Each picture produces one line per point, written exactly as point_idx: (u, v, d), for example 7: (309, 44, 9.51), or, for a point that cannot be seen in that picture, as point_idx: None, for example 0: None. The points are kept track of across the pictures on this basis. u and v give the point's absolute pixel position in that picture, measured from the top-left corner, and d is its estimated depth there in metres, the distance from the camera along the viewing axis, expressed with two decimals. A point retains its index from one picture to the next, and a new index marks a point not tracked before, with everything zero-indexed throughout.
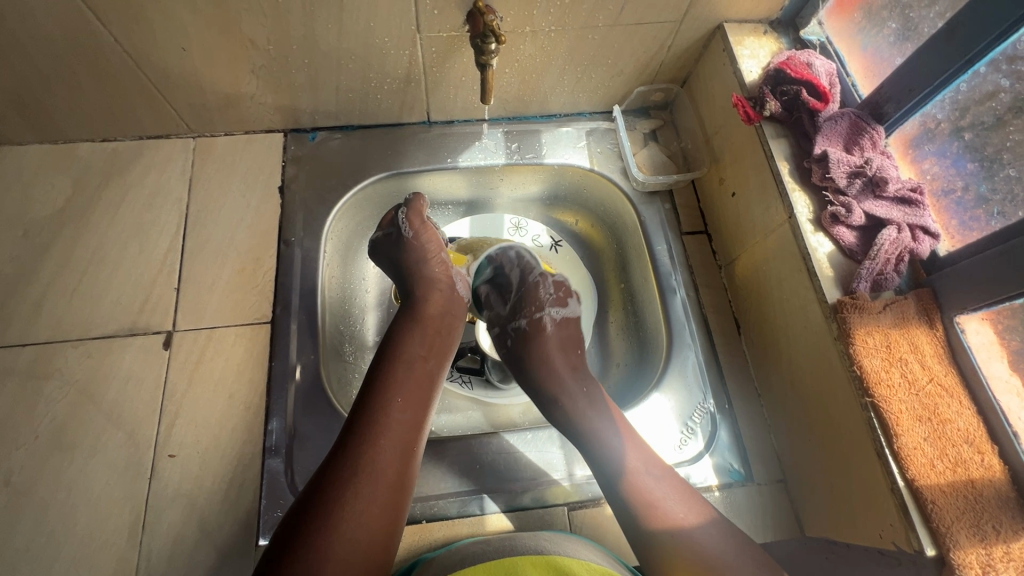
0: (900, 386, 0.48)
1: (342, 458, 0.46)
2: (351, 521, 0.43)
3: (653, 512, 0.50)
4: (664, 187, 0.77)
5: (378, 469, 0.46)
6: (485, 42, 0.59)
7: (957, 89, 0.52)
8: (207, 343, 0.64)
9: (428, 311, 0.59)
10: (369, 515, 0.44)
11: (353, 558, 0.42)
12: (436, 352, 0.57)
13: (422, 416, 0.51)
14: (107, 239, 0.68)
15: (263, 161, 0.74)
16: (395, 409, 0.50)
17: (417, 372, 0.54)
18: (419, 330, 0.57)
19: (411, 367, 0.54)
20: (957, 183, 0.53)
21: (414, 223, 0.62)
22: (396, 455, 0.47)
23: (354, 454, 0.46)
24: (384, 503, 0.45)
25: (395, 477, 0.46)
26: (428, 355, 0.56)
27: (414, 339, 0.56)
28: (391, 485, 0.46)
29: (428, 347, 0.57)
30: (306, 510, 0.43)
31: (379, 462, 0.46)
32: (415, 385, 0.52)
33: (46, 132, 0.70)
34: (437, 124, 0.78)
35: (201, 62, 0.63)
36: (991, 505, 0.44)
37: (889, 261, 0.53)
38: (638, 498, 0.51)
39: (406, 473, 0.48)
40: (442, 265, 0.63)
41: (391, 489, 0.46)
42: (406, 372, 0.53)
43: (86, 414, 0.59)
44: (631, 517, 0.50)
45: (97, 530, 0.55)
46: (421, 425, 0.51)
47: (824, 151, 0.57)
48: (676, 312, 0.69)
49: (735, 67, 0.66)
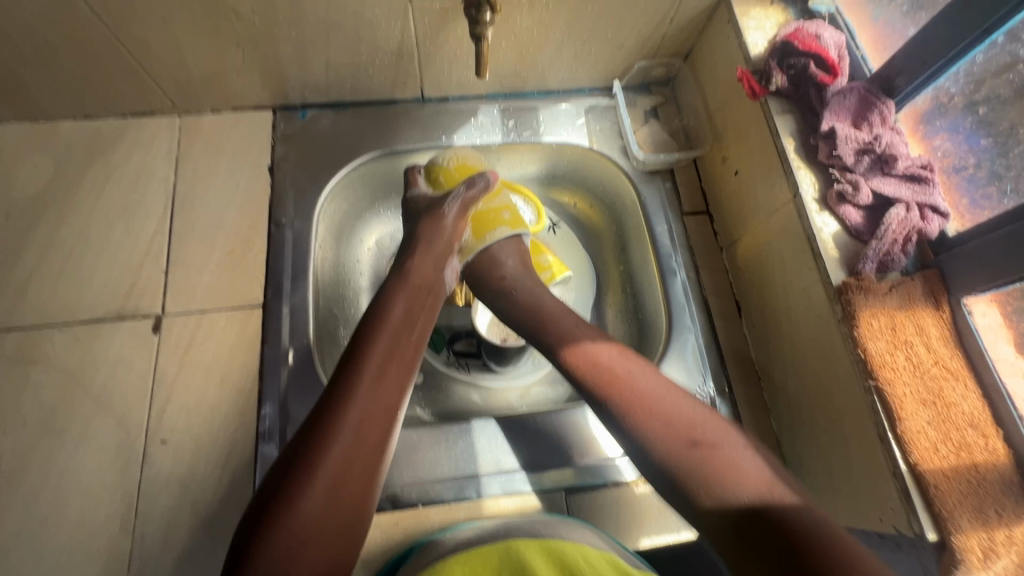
0: (904, 369, 0.48)
1: (323, 413, 0.44)
2: (328, 491, 0.41)
3: (725, 474, 0.43)
4: (665, 166, 0.75)
5: (362, 427, 0.44)
6: (479, 12, 0.56)
7: (972, 61, 0.50)
8: (198, 327, 0.62)
9: (409, 280, 0.56)
10: (347, 474, 0.42)
11: (331, 514, 0.40)
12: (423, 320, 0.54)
13: (405, 380, 0.48)
14: (91, 221, 0.66)
15: (252, 140, 0.72)
16: (377, 367, 0.47)
17: (400, 334, 0.50)
18: (406, 293, 0.54)
19: (397, 324, 0.51)
20: (968, 160, 0.51)
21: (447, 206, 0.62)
22: (379, 420, 0.45)
23: (331, 411, 0.44)
24: (369, 460, 0.44)
25: (379, 433, 0.45)
26: (414, 322, 0.52)
27: (399, 305, 0.53)
28: (375, 445, 0.44)
29: (415, 313, 0.53)
30: (283, 473, 0.41)
31: (359, 419, 0.44)
32: (397, 348, 0.49)
33: (24, 109, 0.67)
34: (432, 100, 0.75)
35: (183, 35, 0.60)
36: (994, 488, 0.43)
37: (896, 241, 0.51)
38: (692, 463, 0.44)
39: (390, 433, 0.46)
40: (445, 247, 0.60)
41: (374, 445, 0.44)
42: (387, 334, 0.50)
43: (74, 400, 0.58)
44: (699, 487, 0.43)
45: (89, 516, 0.54)
46: (403, 386, 0.48)
47: (831, 128, 0.55)
48: (675, 293, 0.68)
49: (740, 39, 0.63)
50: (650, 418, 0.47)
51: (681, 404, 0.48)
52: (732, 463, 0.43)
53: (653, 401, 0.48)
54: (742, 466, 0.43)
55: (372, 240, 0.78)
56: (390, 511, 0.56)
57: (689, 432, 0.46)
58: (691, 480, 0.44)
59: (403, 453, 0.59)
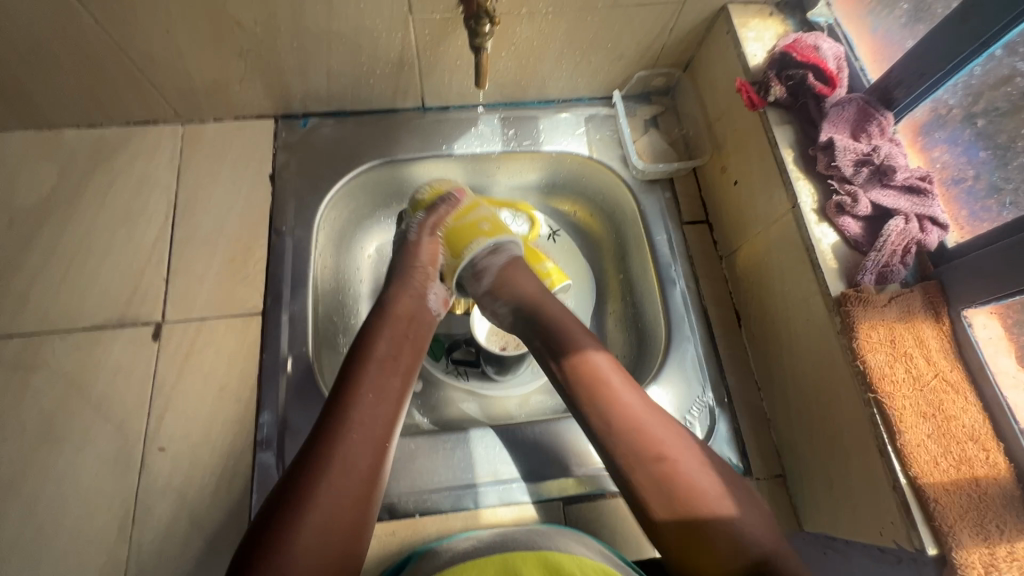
0: (904, 382, 0.47)
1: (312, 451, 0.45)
2: (319, 527, 0.42)
3: (687, 496, 0.45)
4: (664, 175, 0.75)
5: (350, 465, 0.45)
6: (479, 24, 0.55)
7: (971, 73, 0.50)
8: (197, 334, 0.63)
9: (395, 311, 0.56)
10: (336, 511, 0.43)
11: (321, 552, 0.41)
12: (409, 355, 0.54)
13: (392, 416, 0.49)
14: (94, 228, 0.67)
15: (253, 148, 0.72)
16: (364, 404, 0.48)
17: (386, 369, 0.51)
18: (392, 327, 0.55)
19: (383, 360, 0.52)
20: (968, 172, 0.51)
21: (424, 228, 0.63)
22: (368, 456, 0.46)
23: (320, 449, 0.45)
24: (356, 496, 0.45)
25: (366, 468, 0.46)
26: (398, 356, 0.53)
27: (384, 339, 0.54)
28: (363, 481, 0.45)
29: (400, 348, 0.54)
30: (273, 513, 0.42)
31: (347, 454, 0.45)
32: (383, 384, 0.50)
33: (30, 118, 0.68)
34: (432, 110, 0.76)
35: (185, 44, 0.60)
36: (995, 503, 0.43)
37: (894, 253, 0.51)
38: (665, 476, 0.46)
39: (379, 470, 0.47)
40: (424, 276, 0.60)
41: (363, 481, 0.45)
42: (372, 369, 0.51)
43: (74, 407, 0.58)
44: (668, 506, 0.45)
45: (86, 523, 0.54)
46: (392, 420, 0.49)
47: (829, 139, 0.56)
48: (675, 303, 0.68)
49: (739, 50, 0.63)
50: (628, 429, 0.48)
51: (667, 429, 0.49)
52: (712, 495, 0.45)
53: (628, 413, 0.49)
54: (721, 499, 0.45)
55: (372, 248, 0.78)
56: (388, 520, 0.56)
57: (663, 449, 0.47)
58: (659, 498, 0.46)
59: (402, 462, 0.59)
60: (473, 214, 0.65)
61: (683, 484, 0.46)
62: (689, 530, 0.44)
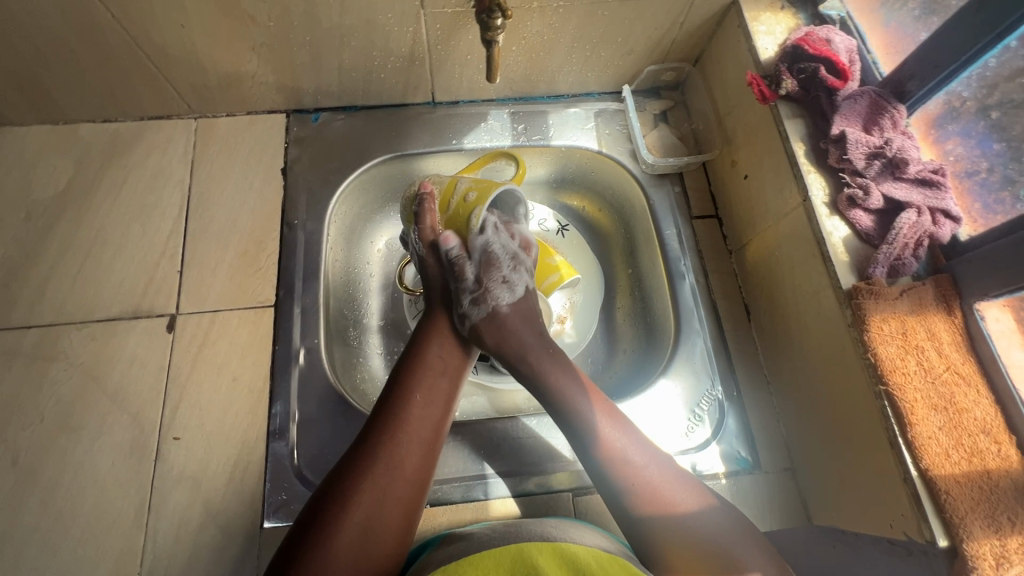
0: (916, 374, 0.47)
1: (363, 448, 0.47)
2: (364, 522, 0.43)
3: (660, 501, 0.48)
4: (674, 170, 0.75)
5: (398, 467, 0.46)
6: (491, 17, 0.56)
7: (985, 65, 0.50)
8: (211, 326, 0.63)
9: (440, 316, 0.57)
10: (383, 509, 0.44)
11: (365, 545, 0.43)
12: (459, 360, 0.55)
13: (440, 420, 0.50)
14: (109, 221, 0.68)
15: (265, 142, 0.73)
16: (414, 408, 0.49)
17: (436, 374, 0.52)
18: (441, 331, 0.56)
19: (433, 364, 0.53)
20: (981, 164, 0.51)
21: (425, 236, 0.57)
22: (416, 458, 0.47)
23: (369, 447, 0.47)
24: (402, 497, 0.46)
25: (413, 469, 0.47)
26: (450, 361, 0.54)
27: (434, 343, 0.55)
28: (409, 483, 0.46)
29: (452, 352, 0.55)
30: (321, 508, 0.44)
31: (395, 456, 0.47)
32: (435, 389, 0.51)
33: (46, 112, 0.69)
34: (442, 105, 0.76)
35: (200, 39, 0.61)
36: (1007, 496, 0.43)
37: (906, 246, 0.51)
38: (633, 489, 0.48)
39: (426, 474, 0.48)
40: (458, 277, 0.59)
41: (410, 483, 0.46)
42: (423, 374, 0.52)
43: (90, 397, 0.59)
44: (635, 509, 0.48)
45: (103, 511, 0.55)
46: (440, 425, 0.50)
47: (841, 132, 0.55)
48: (684, 297, 0.68)
49: (750, 44, 0.63)
50: (599, 439, 0.50)
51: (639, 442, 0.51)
52: (682, 507, 0.47)
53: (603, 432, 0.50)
54: (692, 511, 0.47)
55: (382, 242, 0.78)
56: None
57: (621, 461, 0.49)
58: (633, 502, 0.48)
59: None
60: (455, 196, 0.57)
61: (647, 494, 0.48)
62: (653, 540, 0.47)
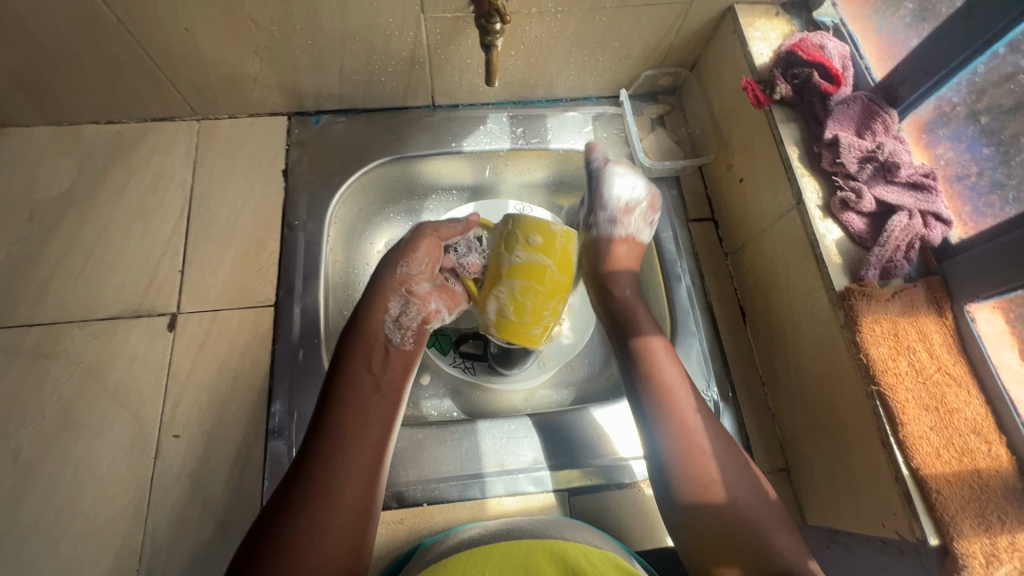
0: (907, 375, 0.48)
1: (299, 482, 0.47)
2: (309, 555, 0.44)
3: (710, 485, 0.50)
4: (671, 173, 0.76)
5: (337, 496, 0.46)
6: (490, 22, 0.56)
7: (975, 71, 0.50)
8: (211, 325, 0.64)
9: (371, 330, 0.57)
10: (328, 540, 0.45)
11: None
12: (393, 373, 0.56)
13: (377, 439, 0.51)
14: (112, 221, 0.68)
15: (267, 144, 0.74)
16: (347, 435, 0.50)
17: (369, 394, 0.53)
18: (368, 349, 0.56)
19: (363, 385, 0.53)
20: (971, 168, 0.52)
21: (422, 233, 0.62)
22: (355, 484, 0.48)
23: (305, 481, 0.47)
24: (347, 526, 0.46)
25: (354, 497, 0.47)
26: (380, 378, 0.55)
27: (363, 364, 0.55)
28: (354, 512, 0.47)
29: (384, 367, 0.56)
30: (260, 548, 0.44)
31: (333, 487, 0.47)
32: (366, 410, 0.52)
33: (51, 114, 0.70)
34: (442, 108, 0.77)
35: (204, 42, 0.62)
36: (997, 495, 0.44)
37: (898, 248, 0.52)
38: (694, 471, 0.50)
39: (371, 497, 0.48)
40: (404, 278, 0.60)
41: (352, 510, 0.47)
42: (355, 397, 0.52)
43: (91, 394, 0.60)
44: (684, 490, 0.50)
45: (103, 507, 0.55)
46: (379, 445, 0.51)
47: (835, 136, 0.56)
48: (680, 299, 0.68)
49: (746, 50, 0.64)
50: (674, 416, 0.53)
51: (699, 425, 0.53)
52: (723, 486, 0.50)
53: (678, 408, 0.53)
54: (729, 488, 0.50)
55: (382, 243, 0.79)
56: (395, 509, 0.57)
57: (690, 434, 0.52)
58: (686, 484, 0.50)
59: (409, 452, 0.60)
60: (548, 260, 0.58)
61: (698, 470, 0.51)
62: (697, 524, 0.50)
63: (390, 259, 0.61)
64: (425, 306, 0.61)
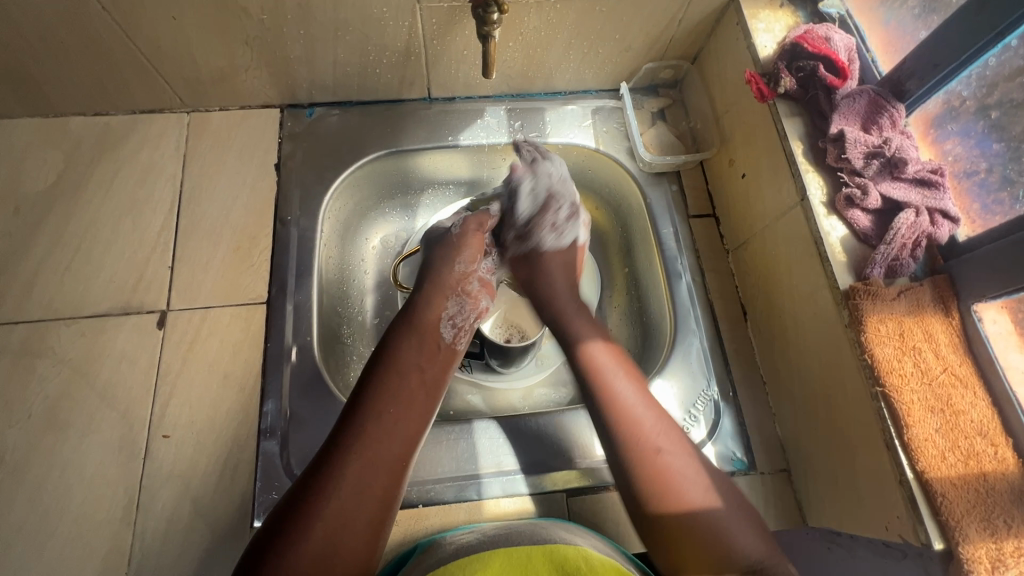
0: (913, 376, 0.47)
1: (325, 464, 0.45)
2: (325, 541, 0.41)
3: (671, 494, 0.47)
4: (671, 168, 0.74)
5: (364, 482, 0.44)
6: (487, 12, 0.55)
7: (985, 64, 0.49)
8: (202, 323, 0.62)
9: (426, 321, 0.56)
10: (349, 530, 0.43)
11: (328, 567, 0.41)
12: (439, 367, 0.54)
13: (417, 431, 0.49)
14: (99, 216, 0.67)
15: (259, 138, 0.72)
16: (385, 421, 0.48)
17: (414, 384, 0.51)
18: (417, 338, 0.54)
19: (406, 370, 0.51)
20: (980, 164, 0.51)
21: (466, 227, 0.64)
22: (382, 474, 0.45)
23: (331, 463, 0.45)
24: (367, 516, 0.44)
25: (380, 491, 0.45)
26: (426, 368, 0.53)
27: (412, 348, 0.53)
28: (375, 504, 0.44)
29: (431, 360, 0.54)
30: (273, 540, 0.41)
31: (359, 478, 0.44)
32: (407, 399, 0.50)
33: (36, 105, 0.68)
34: (438, 101, 0.76)
35: (192, 32, 0.60)
36: (1004, 499, 0.43)
37: (905, 246, 0.51)
38: (654, 482, 0.48)
39: (395, 490, 0.46)
40: (461, 276, 0.61)
41: (374, 500, 0.44)
42: (399, 384, 0.50)
43: (78, 394, 0.58)
44: (639, 493, 0.48)
45: (90, 510, 0.54)
46: (416, 438, 0.49)
47: (840, 131, 0.55)
48: (681, 296, 0.67)
49: (750, 42, 0.63)
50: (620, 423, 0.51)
51: (661, 428, 0.51)
52: (694, 495, 0.47)
53: (624, 407, 0.52)
54: (705, 499, 0.47)
55: (377, 240, 0.78)
56: None
57: (629, 412, 0.51)
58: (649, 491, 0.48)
59: None
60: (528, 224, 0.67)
61: (654, 477, 0.48)
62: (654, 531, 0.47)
63: (442, 255, 0.62)
64: (477, 304, 0.61)
